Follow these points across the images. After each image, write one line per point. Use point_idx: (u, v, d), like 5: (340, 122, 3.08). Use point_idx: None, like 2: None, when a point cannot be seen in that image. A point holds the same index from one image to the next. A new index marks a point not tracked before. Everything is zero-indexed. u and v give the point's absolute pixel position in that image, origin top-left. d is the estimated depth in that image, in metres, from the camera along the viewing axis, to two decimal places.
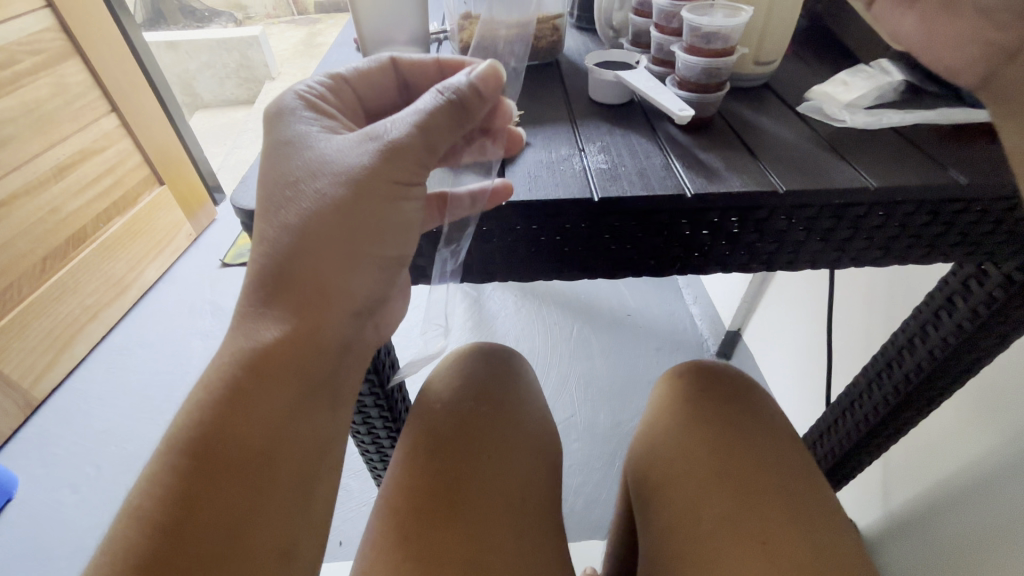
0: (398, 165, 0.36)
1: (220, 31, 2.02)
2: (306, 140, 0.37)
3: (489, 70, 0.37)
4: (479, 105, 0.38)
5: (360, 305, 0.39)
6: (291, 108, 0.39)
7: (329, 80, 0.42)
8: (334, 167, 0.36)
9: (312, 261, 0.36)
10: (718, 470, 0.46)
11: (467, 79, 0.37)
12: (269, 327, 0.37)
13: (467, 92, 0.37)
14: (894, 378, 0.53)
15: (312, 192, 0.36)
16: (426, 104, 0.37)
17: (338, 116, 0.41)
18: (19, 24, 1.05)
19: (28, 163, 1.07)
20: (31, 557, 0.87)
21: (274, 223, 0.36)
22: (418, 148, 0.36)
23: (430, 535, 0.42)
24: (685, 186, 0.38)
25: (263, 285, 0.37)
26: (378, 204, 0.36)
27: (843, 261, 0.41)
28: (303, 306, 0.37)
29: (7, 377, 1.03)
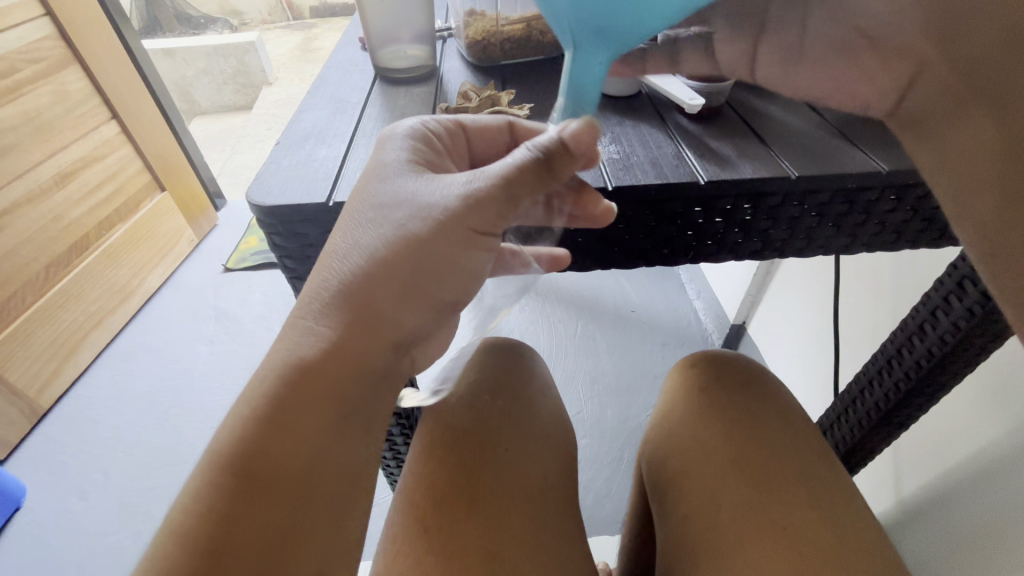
0: (476, 214, 0.36)
1: (217, 37, 2.02)
2: (398, 170, 0.38)
3: (582, 127, 0.35)
4: (568, 165, 0.35)
5: (405, 337, 0.39)
6: (400, 137, 0.40)
7: (449, 125, 0.42)
8: (417, 202, 0.36)
9: (373, 289, 0.36)
10: (735, 457, 0.46)
11: (560, 136, 0.35)
12: (313, 324, 0.36)
13: (561, 151, 0.34)
14: (906, 363, 0.54)
15: (391, 220, 0.36)
16: (517, 155, 0.35)
17: (440, 156, 0.41)
18: (19, 32, 1.05)
19: (30, 171, 1.07)
20: (41, 564, 0.87)
21: (348, 244, 0.36)
22: (498, 195, 0.35)
23: (452, 527, 0.42)
24: (697, 174, 0.39)
25: (322, 303, 0.36)
26: (451, 245, 0.36)
27: (855, 246, 0.42)
28: (354, 329, 0.36)
29: (12, 386, 1.03)
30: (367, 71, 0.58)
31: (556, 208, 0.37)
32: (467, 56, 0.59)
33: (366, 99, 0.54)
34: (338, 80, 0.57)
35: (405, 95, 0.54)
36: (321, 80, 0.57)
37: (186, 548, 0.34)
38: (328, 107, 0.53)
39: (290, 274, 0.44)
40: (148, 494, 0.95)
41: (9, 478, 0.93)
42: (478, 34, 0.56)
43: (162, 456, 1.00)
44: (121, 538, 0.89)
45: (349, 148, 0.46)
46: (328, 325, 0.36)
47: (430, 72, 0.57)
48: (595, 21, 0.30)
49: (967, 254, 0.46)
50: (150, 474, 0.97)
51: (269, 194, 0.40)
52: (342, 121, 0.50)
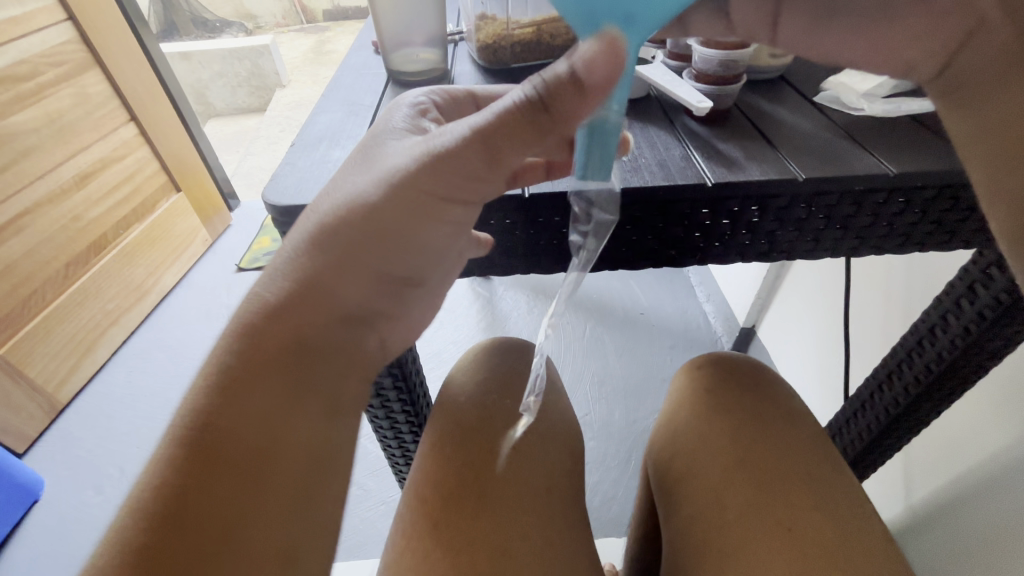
0: (443, 171, 0.36)
1: (233, 41, 2.05)
2: (387, 135, 0.40)
3: (600, 48, 0.31)
4: (573, 99, 0.33)
5: (355, 309, 0.39)
6: (410, 105, 0.43)
7: (462, 97, 0.44)
8: (384, 164, 0.37)
9: (318, 252, 0.37)
10: (741, 458, 0.46)
11: (567, 66, 0.32)
12: (268, 288, 0.38)
13: (566, 84, 0.32)
14: (916, 366, 0.53)
15: (354, 182, 0.37)
16: (511, 101, 0.34)
17: (439, 124, 0.43)
18: (41, 37, 1.08)
19: (52, 172, 1.10)
20: (59, 556, 0.89)
21: (314, 206, 0.38)
22: (474, 142, 0.35)
23: (460, 522, 0.43)
24: (705, 176, 0.39)
25: (278, 268, 0.38)
26: (404, 209, 0.37)
27: (864, 248, 0.42)
28: (294, 298, 0.37)
29: (31, 381, 1.05)
30: (380, 74, 0.59)
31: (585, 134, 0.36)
32: (478, 60, 0.60)
33: (379, 102, 0.55)
34: (352, 84, 0.58)
35: None
36: (335, 83, 0.58)
37: None
38: (342, 109, 0.54)
39: None
40: None
41: (27, 471, 0.96)
42: (489, 37, 0.57)
43: None
44: None
45: None
46: (276, 293, 0.38)
47: (442, 75, 0.58)
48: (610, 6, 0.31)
49: (979, 257, 0.45)
50: None
51: (284, 195, 0.42)
52: (355, 124, 0.51)
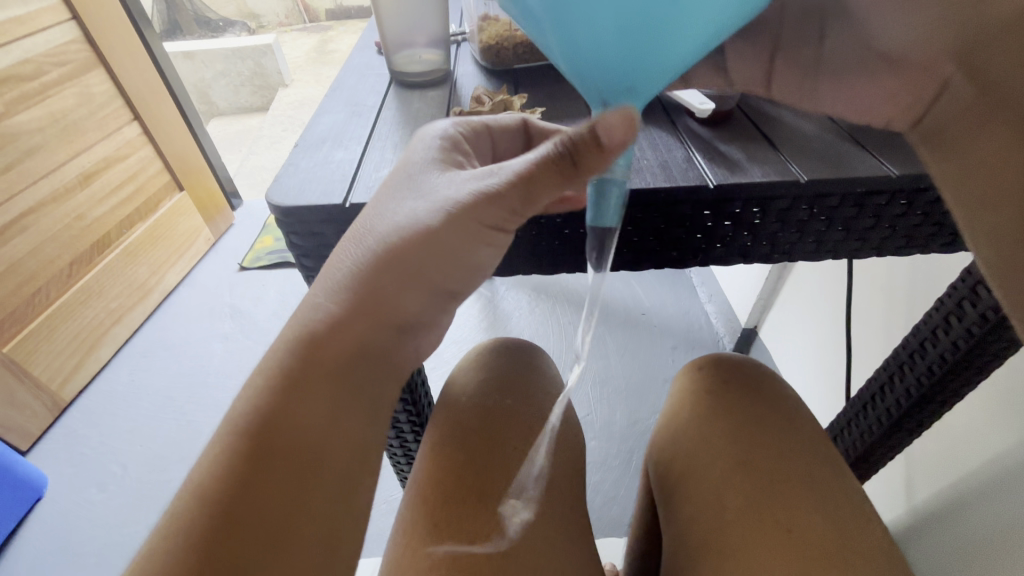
0: (489, 210, 0.37)
1: (236, 40, 2.06)
2: (426, 166, 0.40)
3: (618, 118, 0.33)
4: (598, 158, 0.34)
5: (406, 319, 0.40)
6: (434, 137, 0.42)
7: (478, 127, 0.43)
8: (433, 197, 0.38)
9: (380, 271, 0.37)
10: (742, 459, 0.46)
11: (591, 125, 0.33)
12: (328, 303, 0.38)
13: (588, 145, 0.34)
14: (918, 368, 0.53)
15: (410, 209, 0.38)
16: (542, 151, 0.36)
17: (467, 154, 0.42)
18: (46, 36, 1.09)
19: (55, 171, 1.10)
20: (62, 554, 0.89)
21: (366, 228, 0.38)
22: (517, 191, 0.36)
23: (460, 523, 0.43)
24: (706, 178, 0.40)
25: (333, 282, 0.38)
26: (458, 238, 0.37)
27: (866, 250, 0.43)
28: (358, 312, 0.38)
29: (35, 379, 1.06)
30: (382, 75, 0.60)
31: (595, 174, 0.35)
32: (481, 61, 0.61)
33: (382, 103, 0.55)
34: (354, 84, 0.58)
35: (419, 99, 0.55)
36: (338, 84, 0.59)
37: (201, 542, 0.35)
38: (344, 109, 0.54)
39: (306, 273, 0.45)
40: (164, 487, 0.97)
41: (31, 468, 0.96)
42: (491, 39, 0.57)
43: (178, 450, 1.02)
44: (137, 530, 0.91)
45: (365, 151, 0.48)
46: (336, 307, 0.38)
47: (444, 77, 0.58)
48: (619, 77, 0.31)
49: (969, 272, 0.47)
50: (167, 467, 1.00)
51: (287, 196, 0.42)
52: (358, 124, 0.51)
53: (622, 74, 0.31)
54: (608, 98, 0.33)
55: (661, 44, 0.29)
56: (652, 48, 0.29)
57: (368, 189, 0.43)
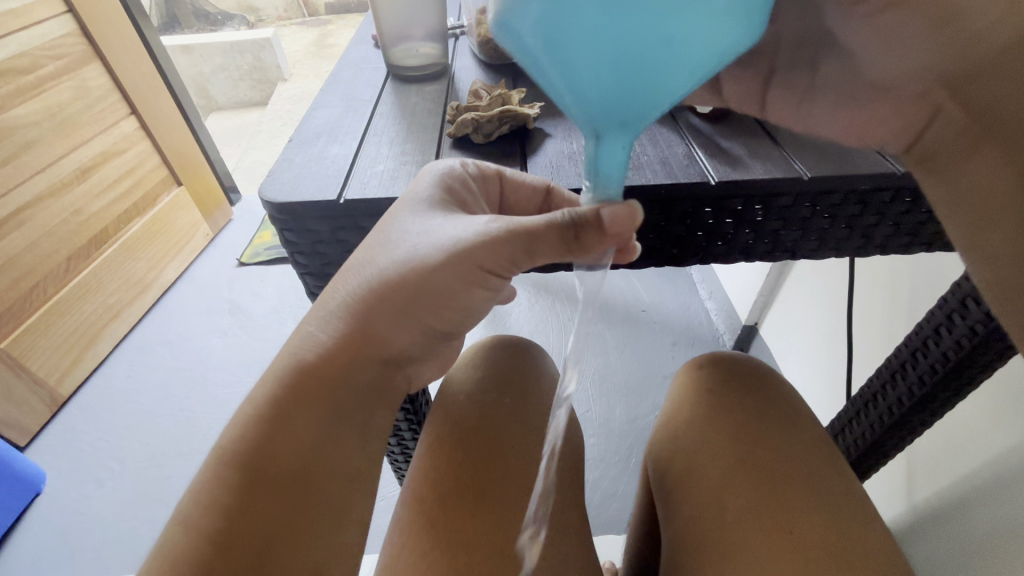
0: (487, 253, 0.37)
1: (234, 34, 2.04)
2: (427, 199, 0.40)
3: (625, 211, 0.34)
4: (596, 238, 0.34)
5: (396, 353, 0.42)
6: (443, 174, 0.41)
7: (486, 170, 0.43)
8: (432, 234, 0.38)
9: (375, 306, 0.39)
10: (742, 459, 0.46)
11: (598, 210, 0.34)
12: (323, 329, 0.40)
13: (589, 222, 0.33)
14: (921, 367, 0.53)
15: (407, 245, 0.38)
16: (549, 217, 0.35)
17: (471, 199, 0.42)
18: (41, 29, 1.07)
19: (51, 165, 1.09)
20: (61, 549, 0.89)
21: (364, 262, 0.39)
22: (514, 245, 0.36)
23: (457, 524, 0.42)
24: (708, 174, 0.41)
25: (331, 310, 0.40)
26: (458, 280, 0.38)
27: (869, 248, 0.44)
28: (353, 342, 0.39)
29: (33, 375, 1.05)
30: (379, 69, 0.59)
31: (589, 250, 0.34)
32: (479, 54, 0.60)
33: (378, 98, 0.54)
34: (351, 78, 0.58)
35: (417, 93, 0.55)
36: (334, 77, 0.58)
37: (192, 545, 0.34)
38: (340, 104, 0.53)
39: (301, 269, 0.45)
40: (162, 483, 0.97)
41: (30, 464, 0.96)
42: (490, 32, 0.57)
43: (177, 445, 1.02)
44: (136, 525, 0.91)
45: (360, 146, 0.47)
46: (331, 334, 0.39)
47: (442, 70, 0.58)
48: (616, 113, 0.29)
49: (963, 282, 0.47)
50: (166, 463, 1.00)
51: (281, 192, 0.41)
52: (354, 119, 0.50)
53: (618, 111, 0.29)
54: (602, 131, 0.30)
55: (670, 61, 0.26)
56: (660, 67, 0.27)
57: (363, 184, 0.43)
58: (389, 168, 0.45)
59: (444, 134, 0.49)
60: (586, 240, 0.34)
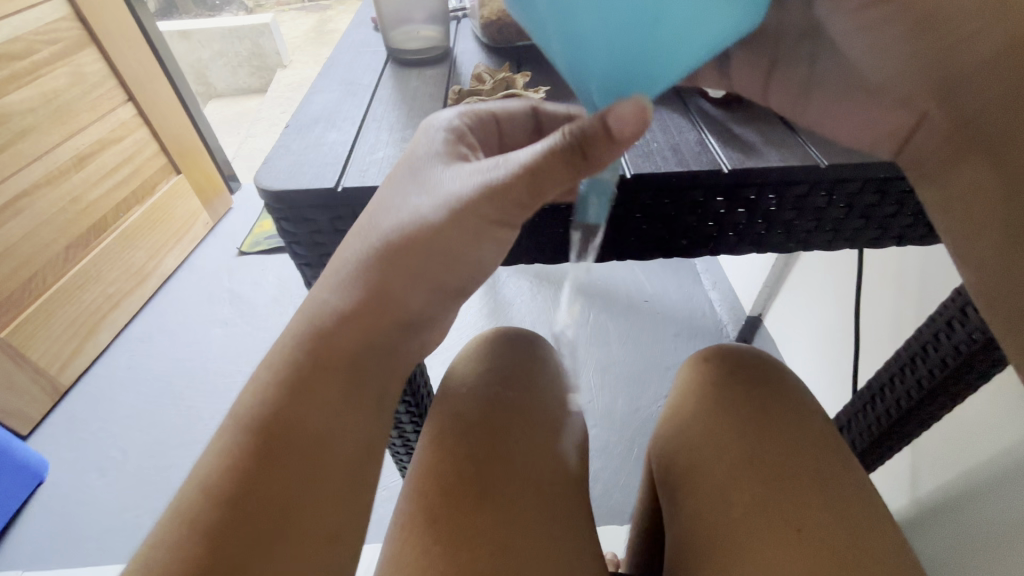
0: (495, 200, 0.36)
1: (233, 19, 2.01)
2: (427, 158, 0.39)
3: (631, 110, 0.32)
4: (602, 149, 0.33)
5: (413, 315, 0.40)
6: (439, 128, 0.41)
7: (482, 111, 0.43)
8: (439, 187, 0.37)
9: (387, 266, 0.37)
10: (749, 455, 0.45)
11: (601, 115, 0.33)
12: (336, 293, 0.38)
13: (593, 129, 0.33)
14: (931, 360, 0.52)
15: (413, 203, 0.38)
16: (549, 142, 0.35)
17: (470, 144, 0.41)
18: (36, 13, 1.05)
19: (48, 153, 1.07)
20: (64, 538, 0.90)
21: (371, 222, 0.38)
22: (519, 182, 0.36)
23: (460, 520, 0.42)
24: (721, 162, 0.40)
25: (337, 271, 0.38)
26: (467, 236, 0.38)
27: (885, 239, 0.45)
28: (366, 306, 0.38)
29: (33, 364, 1.05)
30: (378, 53, 0.57)
31: (599, 161, 0.34)
32: (482, 38, 0.58)
33: (377, 82, 0.53)
34: (350, 62, 0.56)
35: (417, 77, 0.53)
36: (332, 61, 0.56)
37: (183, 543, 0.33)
38: (339, 88, 0.52)
39: (299, 260, 0.44)
40: (164, 473, 0.97)
41: (32, 453, 0.96)
42: (493, 14, 0.55)
43: (178, 435, 1.02)
44: (139, 514, 0.91)
45: (359, 132, 0.45)
46: (345, 299, 0.38)
47: (443, 54, 0.56)
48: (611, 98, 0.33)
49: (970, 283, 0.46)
50: (167, 452, 1.00)
51: (278, 179, 0.40)
52: (354, 104, 0.49)
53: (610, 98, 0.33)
54: (593, 112, 0.35)
55: (663, 65, 0.30)
56: (656, 68, 0.31)
57: (363, 171, 0.41)
58: (389, 155, 0.43)
59: None
60: (592, 150, 0.33)
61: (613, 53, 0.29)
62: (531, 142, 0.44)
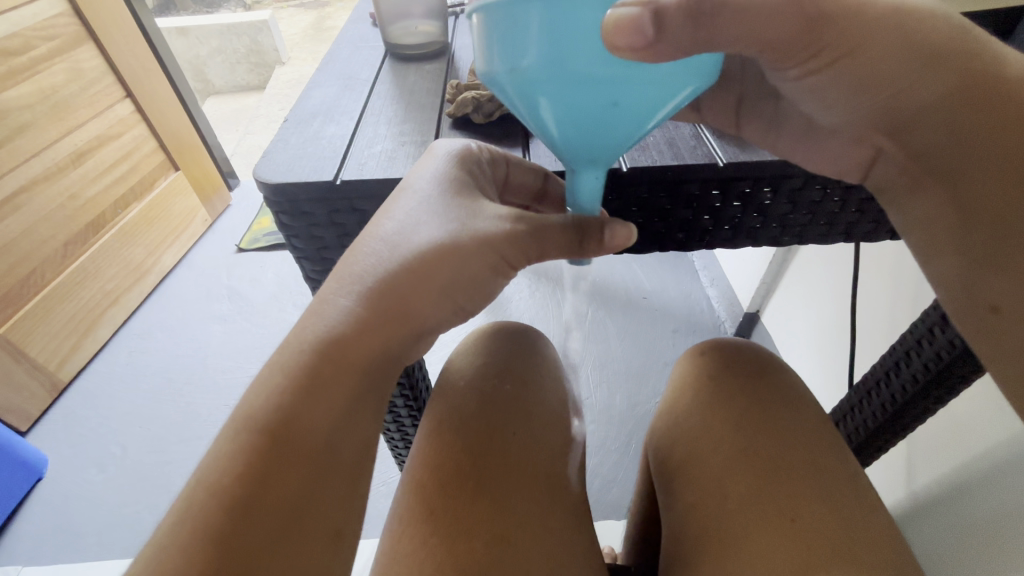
0: (507, 251, 0.38)
1: (230, 16, 2.01)
2: (445, 184, 0.39)
3: (624, 231, 0.39)
4: (595, 249, 0.39)
5: (427, 327, 0.40)
6: (456, 159, 0.40)
7: (497, 155, 0.42)
8: (455, 223, 0.38)
9: (406, 282, 0.37)
10: (744, 448, 0.45)
11: (603, 221, 0.38)
12: (348, 299, 0.37)
13: (595, 234, 0.38)
14: (925, 354, 0.52)
15: (432, 228, 0.37)
16: (562, 219, 0.38)
17: (482, 183, 0.41)
18: (33, 9, 1.05)
19: (46, 149, 1.07)
20: (63, 533, 0.90)
21: (388, 236, 0.38)
22: (525, 243, 0.38)
23: (458, 511, 0.42)
24: (716, 156, 0.41)
25: (354, 280, 0.37)
26: (479, 274, 0.38)
27: (879, 232, 0.46)
28: (385, 316, 0.37)
29: (32, 361, 1.05)
30: (377, 48, 0.57)
31: (588, 254, 0.39)
32: None
33: (376, 77, 0.53)
34: (349, 58, 0.56)
35: (416, 72, 0.53)
36: (331, 56, 0.56)
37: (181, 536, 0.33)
38: (337, 83, 0.52)
39: (297, 254, 0.44)
40: (163, 468, 0.97)
41: (31, 449, 0.96)
42: None
43: (176, 432, 1.02)
44: (138, 510, 0.92)
45: (357, 127, 0.46)
46: (361, 305, 0.37)
47: (441, 49, 0.56)
48: (580, 151, 0.33)
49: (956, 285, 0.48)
50: (166, 449, 1.00)
51: (276, 173, 0.40)
52: (352, 99, 0.49)
53: (582, 152, 0.33)
54: (575, 165, 0.35)
55: (618, 123, 0.30)
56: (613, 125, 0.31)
57: (361, 165, 0.42)
58: (387, 149, 0.43)
59: (444, 114, 0.48)
60: (590, 245, 0.38)
61: (566, 108, 0.30)
62: (527, 196, 0.45)
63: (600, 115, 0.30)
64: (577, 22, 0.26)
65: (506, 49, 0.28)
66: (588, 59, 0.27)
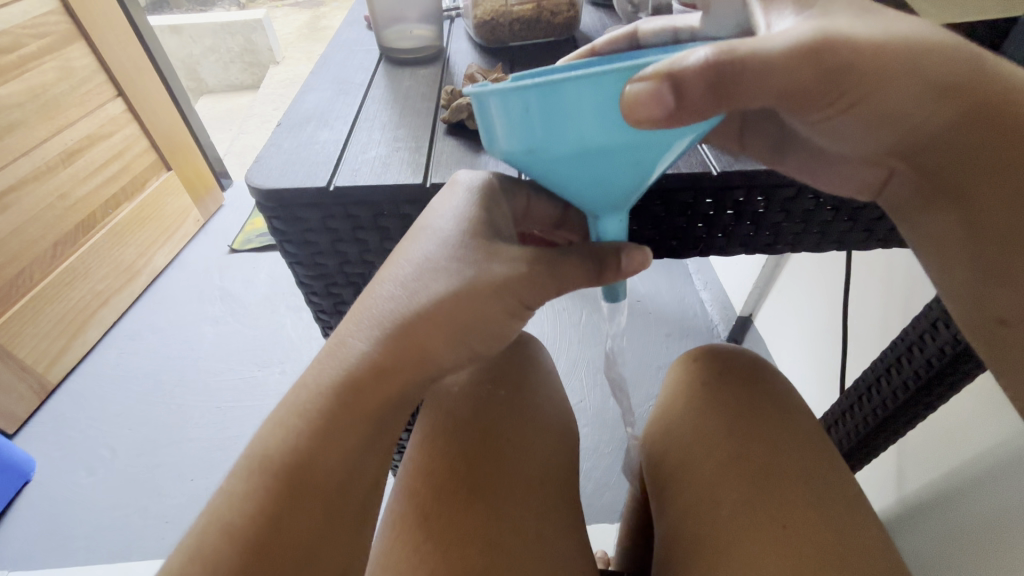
0: (527, 288, 0.37)
1: (224, 15, 1.99)
2: (463, 223, 0.37)
3: (639, 255, 0.39)
4: (614, 276, 0.39)
5: (441, 371, 0.38)
6: (473, 192, 0.39)
7: (515, 185, 0.41)
8: (474, 263, 0.36)
9: (424, 325, 0.35)
10: (735, 454, 0.45)
11: (622, 251, 0.38)
12: (363, 339, 0.36)
13: (614, 263, 0.38)
14: (916, 361, 0.53)
15: (452, 269, 0.36)
16: (582, 253, 0.38)
17: (501, 216, 0.40)
18: (23, 6, 1.04)
19: (36, 148, 1.06)
20: (51, 537, 0.89)
21: (401, 273, 0.37)
22: (545, 279, 0.37)
23: (450, 518, 0.42)
24: (710, 165, 0.41)
25: (374, 320, 0.36)
26: (499, 315, 0.37)
27: (870, 241, 0.46)
28: (400, 362, 0.36)
29: (20, 362, 1.04)
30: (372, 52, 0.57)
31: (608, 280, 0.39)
32: (475, 37, 0.58)
33: (371, 81, 0.53)
34: (343, 61, 0.56)
35: (410, 77, 0.53)
36: (326, 59, 0.56)
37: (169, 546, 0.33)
38: (331, 87, 0.52)
39: (290, 258, 0.44)
40: (154, 471, 0.96)
41: (18, 452, 0.95)
42: (487, 14, 0.55)
43: (167, 434, 1.01)
44: (128, 513, 0.91)
45: (351, 132, 0.45)
46: (373, 344, 0.36)
47: (436, 53, 0.56)
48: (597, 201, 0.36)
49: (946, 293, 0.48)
50: (156, 452, 0.99)
51: (269, 178, 0.40)
52: (346, 104, 0.49)
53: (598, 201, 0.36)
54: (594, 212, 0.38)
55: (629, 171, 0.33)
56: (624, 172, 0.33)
57: (354, 171, 0.41)
58: (380, 155, 0.43)
59: (438, 119, 0.47)
60: (609, 273, 0.38)
61: (580, 169, 0.32)
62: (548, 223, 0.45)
63: (612, 159, 0.31)
64: (570, 94, 0.27)
65: (510, 131, 0.29)
66: (592, 126, 0.28)
